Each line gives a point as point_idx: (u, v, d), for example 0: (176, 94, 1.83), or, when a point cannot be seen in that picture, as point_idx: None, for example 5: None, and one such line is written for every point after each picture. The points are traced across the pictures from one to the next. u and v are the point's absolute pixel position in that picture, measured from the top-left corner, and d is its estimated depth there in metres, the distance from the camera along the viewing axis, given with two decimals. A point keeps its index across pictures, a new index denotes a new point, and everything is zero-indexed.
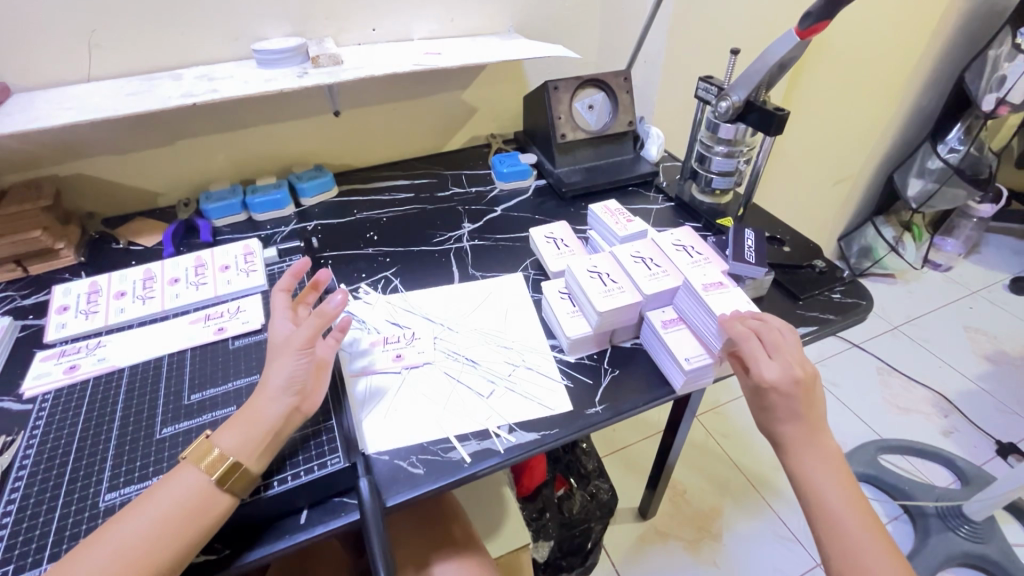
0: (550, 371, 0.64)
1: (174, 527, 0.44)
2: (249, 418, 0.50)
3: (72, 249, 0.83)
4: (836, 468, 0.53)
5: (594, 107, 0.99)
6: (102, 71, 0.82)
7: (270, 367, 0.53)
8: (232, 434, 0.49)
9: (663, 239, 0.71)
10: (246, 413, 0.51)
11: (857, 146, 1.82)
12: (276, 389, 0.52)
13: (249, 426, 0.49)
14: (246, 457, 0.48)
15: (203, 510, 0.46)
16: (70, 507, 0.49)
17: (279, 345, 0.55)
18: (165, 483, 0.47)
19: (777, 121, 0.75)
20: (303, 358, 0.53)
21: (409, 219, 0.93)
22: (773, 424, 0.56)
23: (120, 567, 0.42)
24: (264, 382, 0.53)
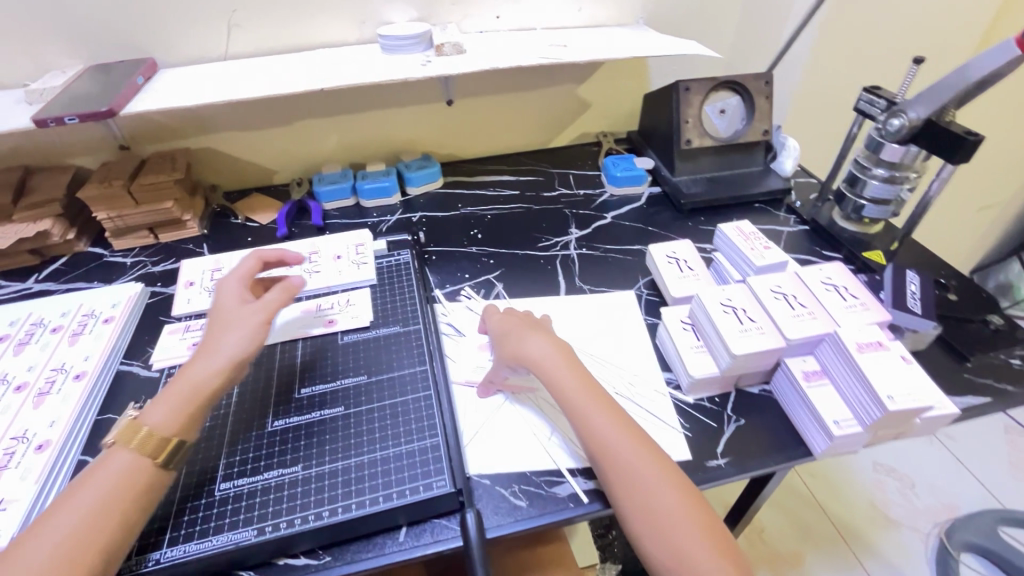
0: (666, 409, 0.59)
1: (115, 507, 0.43)
2: (186, 389, 0.50)
3: (197, 221, 0.87)
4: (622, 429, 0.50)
5: (726, 111, 0.90)
6: (238, 50, 0.84)
7: (216, 336, 0.54)
8: (160, 410, 0.48)
9: (810, 274, 0.62)
10: (180, 384, 0.50)
11: (1016, 169, 1.57)
12: (219, 359, 0.52)
13: (184, 397, 0.49)
14: (179, 427, 0.48)
15: (143, 487, 0.45)
16: (189, 489, 0.50)
17: (226, 315, 0.55)
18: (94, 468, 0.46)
19: (966, 146, 0.63)
20: (260, 334, 0.54)
21: (514, 219, 0.89)
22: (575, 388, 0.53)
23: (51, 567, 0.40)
24: (210, 349, 0.53)
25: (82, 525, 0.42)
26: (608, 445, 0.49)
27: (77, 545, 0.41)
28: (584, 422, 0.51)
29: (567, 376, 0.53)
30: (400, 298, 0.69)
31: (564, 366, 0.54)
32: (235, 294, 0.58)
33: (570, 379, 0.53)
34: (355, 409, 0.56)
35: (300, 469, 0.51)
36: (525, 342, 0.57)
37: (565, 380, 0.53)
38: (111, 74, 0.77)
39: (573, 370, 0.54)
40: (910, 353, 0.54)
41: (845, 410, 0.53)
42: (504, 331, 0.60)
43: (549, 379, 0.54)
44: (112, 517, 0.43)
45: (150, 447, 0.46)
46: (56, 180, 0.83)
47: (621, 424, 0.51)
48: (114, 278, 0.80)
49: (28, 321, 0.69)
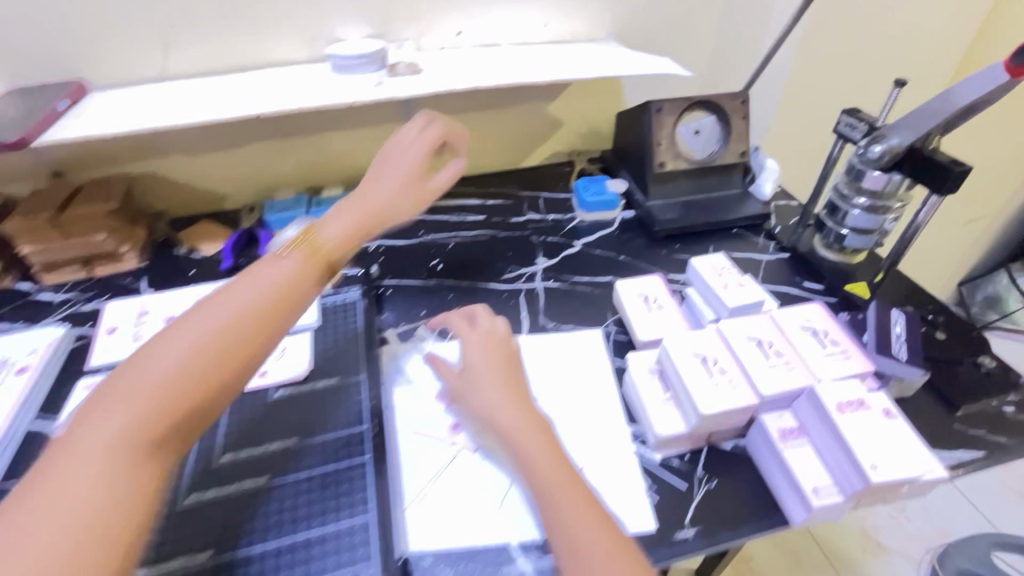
0: (630, 471, 0.53)
1: (261, 307, 0.43)
2: (358, 215, 0.54)
3: (136, 252, 0.81)
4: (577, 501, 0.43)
5: (701, 132, 0.85)
6: (177, 71, 0.78)
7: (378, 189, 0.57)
8: (336, 227, 0.52)
9: (786, 317, 0.57)
10: (356, 214, 0.54)
11: (1002, 183, 1.55)
12: (390, 185, 0.58)
13: (354, 223, 0.53)
14: (342, 254, 0.51)
15: (295, 294, 0.45)
16: None
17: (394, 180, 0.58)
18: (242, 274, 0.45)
19: (952, 177, 0.58)
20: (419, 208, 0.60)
21: (478, 247, 0.84)
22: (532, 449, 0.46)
23: (180, 377, 0.37)
24: (386, 192, 0.57)
25: (225, 328, 0.40)
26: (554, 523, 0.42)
27: (225, 344, 0.40)
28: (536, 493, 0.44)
29: (530, 440, 0.46)
30: (345, 343, 0.64)
31: (524, 432, 0.47)
32: (418, 164, 0.60)
33: (537, 448, 0.46)
34: (282, 478, 0.51)
35: (211, 557, 0.45)
36: (482, 394, 0.50)
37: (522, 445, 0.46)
38: (34, 97, 0.71)
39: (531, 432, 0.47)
40: (894, 404, 0.50)
41: (826, 476, 0.47)
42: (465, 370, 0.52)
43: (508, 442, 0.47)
44: (261, 328, 0.42)
45: (307, 267, 0.47)
46: None
47: (581, 506, 0.42)
48: (39, 318, 0.74)
49: None
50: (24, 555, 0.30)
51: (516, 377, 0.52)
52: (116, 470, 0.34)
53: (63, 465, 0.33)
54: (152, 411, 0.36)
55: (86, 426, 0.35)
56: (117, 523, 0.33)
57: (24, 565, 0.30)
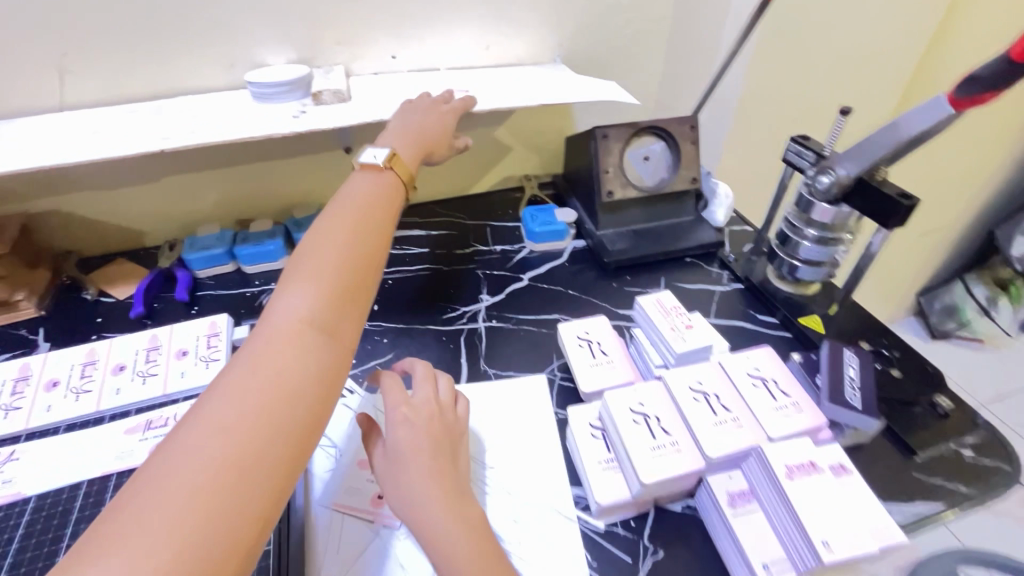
0: (570, 545, 0.47)
1: (382, 218, 0.51)
2: (421, 146, 0.64)
3: (35, 300, 0.73)
4: None
5: (651, 158, 0.82)
6: (77, 100, 0.71)
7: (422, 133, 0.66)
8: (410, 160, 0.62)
9: (734, 364, 0.53)
10: (418, 145, 0.64)
11: (952, 197, 1.57)
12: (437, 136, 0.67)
13: (420, 150, 0.64)
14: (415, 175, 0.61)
15: (396, 209, 0.55)
16: None
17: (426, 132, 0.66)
18: (335, 211, 0.50)
19: (901, 212, 0.56)
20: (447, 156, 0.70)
21: (419, 284, 0.78)
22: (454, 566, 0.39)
23: (326, 286, 0.43)
24: (434, 142, 0.66)
25: (354, 240, 0.47)
26: None
27: (354, 262, 0.46)
28: None
29: (455, 556, 0.39)
30: None
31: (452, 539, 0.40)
32: (441, 118, 0.67)
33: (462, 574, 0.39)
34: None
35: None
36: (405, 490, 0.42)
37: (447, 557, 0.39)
38: None
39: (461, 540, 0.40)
40: (849, 458, 0.47)
41: (777, 547, 0.43)
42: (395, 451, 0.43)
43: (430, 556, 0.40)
44: (371, 245, 0.48)
45: (395, 199, 0.55)
46: None
47: None
48: None
49: None
50: (236, 421, 0.34)
51: (451, 462, 0.44)
52: (298, 356, 0.38)
53: (254, 353, 0.38)
54: (315, 315, 0.41)
55: (267, 329, 0.39)
56: (304, 400, 0.37)
57: (237, 432, 0.34)
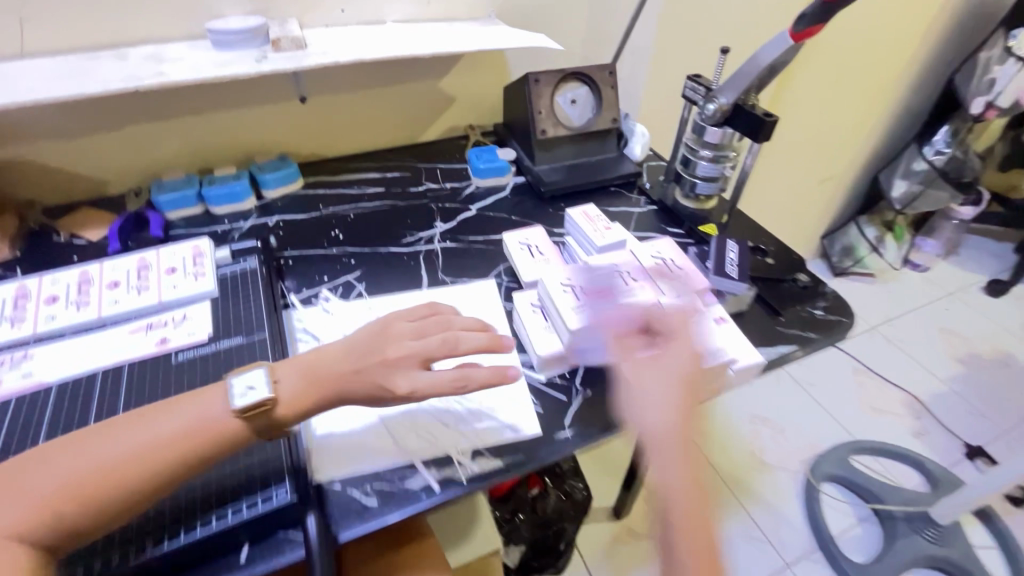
0: (519, 390, 0.60)
1: (195, 437, 0.46)
2: (313, 374, 0.50)
3: (8, 242, 0.77)
4: (684, 452, 0.53)
5: (577, 101, 0.94)
6: (38, 47, 0.74)
7: (399, 377, 0.50)
8: (289, 383, 0.49)
9: (642, 251, 0.68)
10: (320, 365, 0.51)
11: (843, 146, 1.81)
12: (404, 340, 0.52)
13: (308, 377, 0.50)
14: (286, 415, 0.48)
15: (227, 438, 0.47)
16: None
17: (404, 351, 0.51)
18: (164, 412, 0.47)
19: (765, 127, 0.72)
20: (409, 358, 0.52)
21: (379, 216, 0.88)
22: (648, 404, 0.54)
23: (75, 486, 0.42)
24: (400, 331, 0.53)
25: (151, 445, 0.45)
26: (662, 474, 0.53)
27: (127, 467, 0.44)
28: (656, 445, 0.53)
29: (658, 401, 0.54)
30: (244, 306, 0.64)
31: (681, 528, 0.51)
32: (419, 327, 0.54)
33: (677, 412, 0.54)
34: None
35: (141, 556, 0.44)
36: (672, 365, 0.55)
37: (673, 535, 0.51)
38: None
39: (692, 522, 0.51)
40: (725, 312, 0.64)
41: None
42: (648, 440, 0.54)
43: (648, 405, 0.54)
44: (165, 453, 0.45)
45: (227, 432, 0.47)
46: None
47: (687, 459, 0.53)
48: None
49: None
50: None
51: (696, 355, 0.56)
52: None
53: None
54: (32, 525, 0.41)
55: None
56: None
57: None
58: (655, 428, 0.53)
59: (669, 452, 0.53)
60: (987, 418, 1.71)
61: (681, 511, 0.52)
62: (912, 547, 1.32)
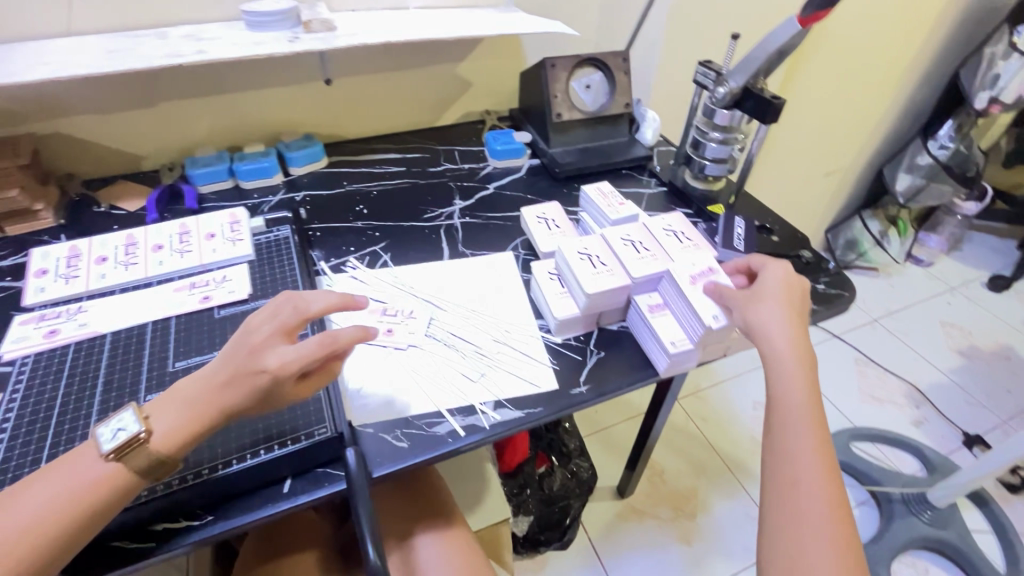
0: (537, 350, 0.65)
1: (89, 493, 0.43)
2: (188, 402, 0.47)
3: (51, 210, 0.81)
4: (804, 380, 0.55)
5: (591, 87, 0.98)
6: (83, 25, 0.78)
7: (266, 356, 0.48)
8: (167, 417, 0.46)
9: (654, 223, 0.71)
10: (193, 387, 0.47)
11: (849, 140, 1.83)
12: (267, 339, 0.49)
13: (189, 407, 0.46)
14: (176, 449, 0.46)
15: (127, 486, 0.44)
16: (42, 454, 0.50)
17: (264, 335, 0.49)
18: (35, 485, 0.42)
19: (773, 109, 0.76)
20: (275, 349, 0.48)
21: (401, 193, 0.92)
22: (763, 326, 0.57)
23: None
24: (262, 334, 0.49)
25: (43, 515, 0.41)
26: (781, 398, 0.54)
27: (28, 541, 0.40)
28: (777, 374, 0.55)
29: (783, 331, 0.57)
30: (280, 272, 0.69)
31: (801, 432, 0.52)
32: (275, 322, 0.50)
33: (792, 344, 0.56)
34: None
35: (170, 488, 0.48)
36: (770, 305, 0.58)
37: (789, 439, 0.52)
38: None
39: (808, 427, 0.52)
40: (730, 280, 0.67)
41: (682, 334, 0.62)
42: (770, 356, 0.56)
43: (764, 341, 0.57)
44: (65, 516, 0.41)
45: (110, 481, 0.43)
46: None
47: (807, 386, 0.54)
48: None
49: None
50: None
51: (797, 299, 0.60)
52: None
53: None
54: None
55: None
56: None
57: None
58: (773, 352, 0.56)
59: (784, 375, 0.55)
60: (986, 409, 1.75)
61: (795, 433, 0.52)
62: (909, 527, 1.35)
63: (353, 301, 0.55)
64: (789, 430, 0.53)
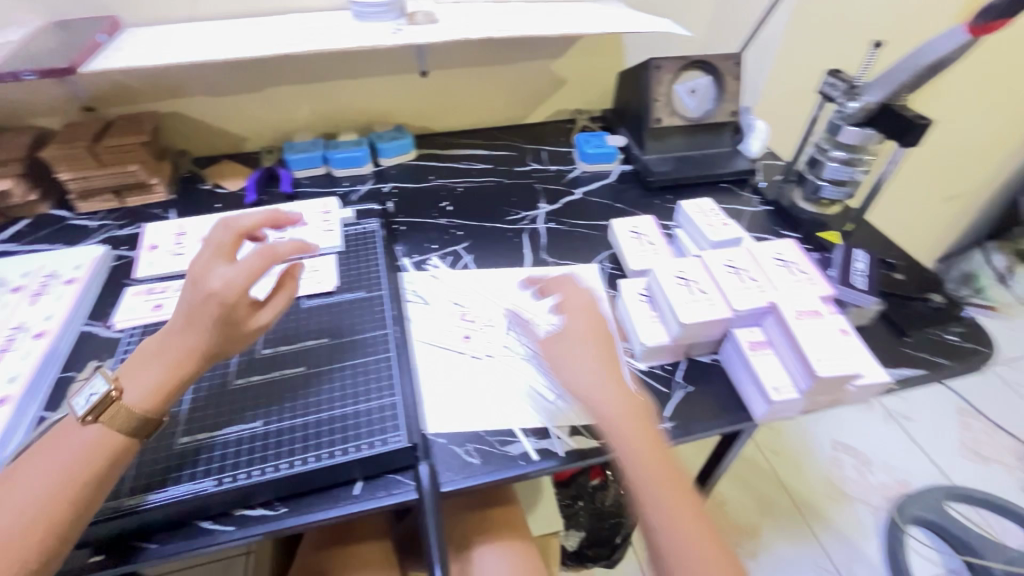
0: (620, 377, 0.61)
1: (93, 456, 0.44)
2: (164, 359, 0.47)
3: (165, 185, 0.86)
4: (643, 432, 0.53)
5: (696, 92, 0.91)
6: (204, 11, 0.82)
7: (208, 278, 0.47)
8: (139, 382, 0.46)
9: (762, 249, 0.65)
10: (162, 344, 0.47)
11: (981, 162, 1.62)
12: (206, 266, 0.48)
13: (163, 364, 0.46)
14: (156, 403, 0.46)
15: (121, 446, 0.45)
16: None
17: (203, 260, 0.49)
18: (27, 464, 0.43)
19: (915, 130, 0.67)
20: (215, 271, 0.48)
21: (486, 192, 0.90)
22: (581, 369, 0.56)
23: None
24: (198, 265, 0.48)
25: (49, 482, 0.42)
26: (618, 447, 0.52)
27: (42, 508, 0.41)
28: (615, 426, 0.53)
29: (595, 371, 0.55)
30: (365, 265, 0.70)
31: (659, 484, 0.51)
32: (211, 250, 0.49)
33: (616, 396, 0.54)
34: (306, 370, 0.57)
35: (240, 480, 0.48)
36: (580, 364, 0.56)
37: (653, 493, 0.50)
38: (73, 33, 0.75)
39: (665, 481, 0.51)
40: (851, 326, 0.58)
41: (787, 379, 0.55)
42: (607, 408, 0.54)
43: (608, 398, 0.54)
44: (72, 481, 0.42)
45: (104, 441, 0.44)
46: (18, 139, 0.80)
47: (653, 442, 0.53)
48: (78, 241, 0.79)
49: (40, 273, 0.70)
50: None
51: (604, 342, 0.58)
52: None
53: None
54: None
55: None
56: None
57: None
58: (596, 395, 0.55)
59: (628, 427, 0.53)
60: None
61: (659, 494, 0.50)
62: None
63: (284, 217, 0.56)
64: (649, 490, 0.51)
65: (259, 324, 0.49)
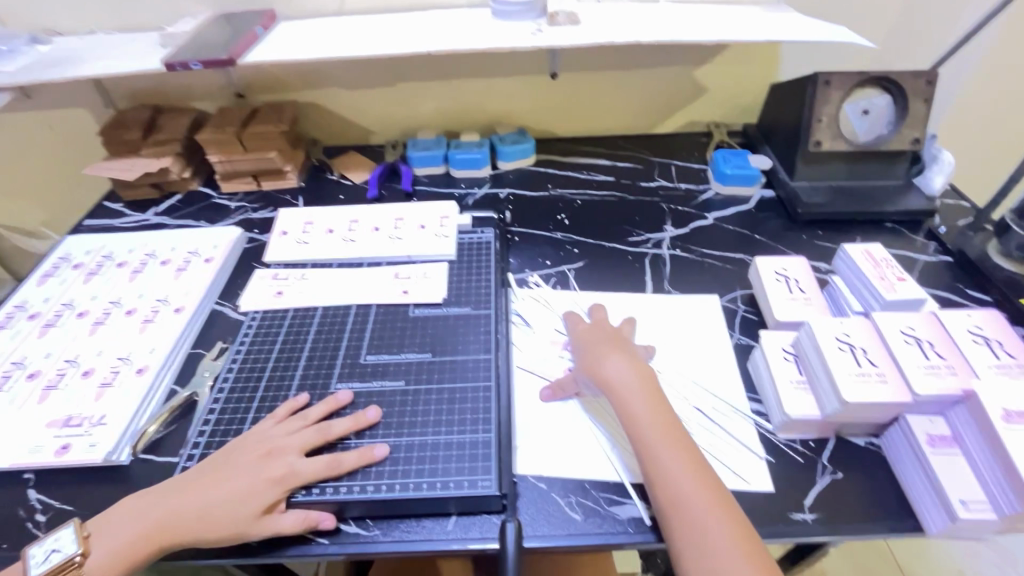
0: (751, 444, 0.52)
1: None
2: (143, 528, 0.45)
3: (296, 173, 0.89)
4: (664, 419, 0.49)
5: (870, 112, 0.77)
6: (351, 6, 0.83)
7: (280, 460, 0.48)
8: (104, 545, 0.45)
9: (952, 319, 0.54)
10: (159, 508, 0.46)
11: None
12: (284, 442, 0.49)
13: (139, 534, 0.45)
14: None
15: None
16: (250, 415, 0.55)
17: (284, 433, 0.50)
18: None
19: None
20: (296, 451, 0.49)
21: (606, 207, 0.84)
22: (608, 364, 0.53)
23: None
24: (277, 437, 0.50)
25: None
26: (639, 431, 0.48)
27: None
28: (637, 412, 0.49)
29: (616, 362, 0.54)
30: (477, 280, 0.67)
31: (665, 445, 0.47)
32: (303, 434, 0.50)
33: (633, 381, 0.52)
34: (405, 386, 0.56)
35: (329, 495, 0.48)
36: (606, 358, 0.54)
37: (663, 457, 0.46)
38: (234, 24, 0.80)
39: (674, 443, 0.47)
40: None
41: (978, 491, 0.45)
42: (618, 385, 0.52)
43: (622, 388, 0.51)
44: None
45: None
46: (179, 121, 0.87)
47: (671, 431, 0.48)
48: (218, 219, 0.84)
49: (185, 250, 0.75)
50: None
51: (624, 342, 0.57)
52: None
53: None
54: None
55: None
56: None
57: None
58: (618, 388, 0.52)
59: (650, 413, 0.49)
60: None
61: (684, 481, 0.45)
62: None
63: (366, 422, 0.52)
64: (673, 482, 0.45)
65: (276, 526, 0.45)
